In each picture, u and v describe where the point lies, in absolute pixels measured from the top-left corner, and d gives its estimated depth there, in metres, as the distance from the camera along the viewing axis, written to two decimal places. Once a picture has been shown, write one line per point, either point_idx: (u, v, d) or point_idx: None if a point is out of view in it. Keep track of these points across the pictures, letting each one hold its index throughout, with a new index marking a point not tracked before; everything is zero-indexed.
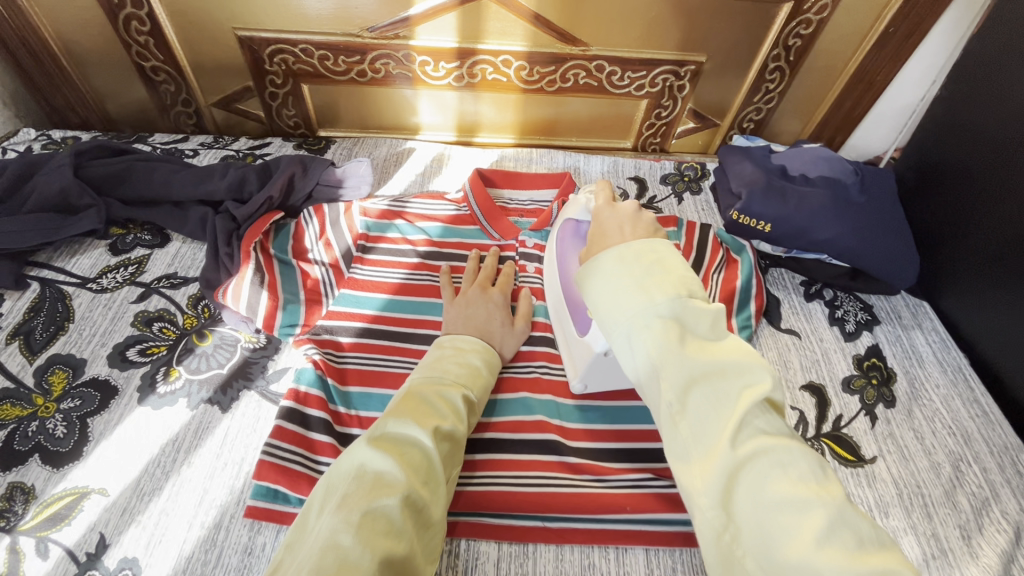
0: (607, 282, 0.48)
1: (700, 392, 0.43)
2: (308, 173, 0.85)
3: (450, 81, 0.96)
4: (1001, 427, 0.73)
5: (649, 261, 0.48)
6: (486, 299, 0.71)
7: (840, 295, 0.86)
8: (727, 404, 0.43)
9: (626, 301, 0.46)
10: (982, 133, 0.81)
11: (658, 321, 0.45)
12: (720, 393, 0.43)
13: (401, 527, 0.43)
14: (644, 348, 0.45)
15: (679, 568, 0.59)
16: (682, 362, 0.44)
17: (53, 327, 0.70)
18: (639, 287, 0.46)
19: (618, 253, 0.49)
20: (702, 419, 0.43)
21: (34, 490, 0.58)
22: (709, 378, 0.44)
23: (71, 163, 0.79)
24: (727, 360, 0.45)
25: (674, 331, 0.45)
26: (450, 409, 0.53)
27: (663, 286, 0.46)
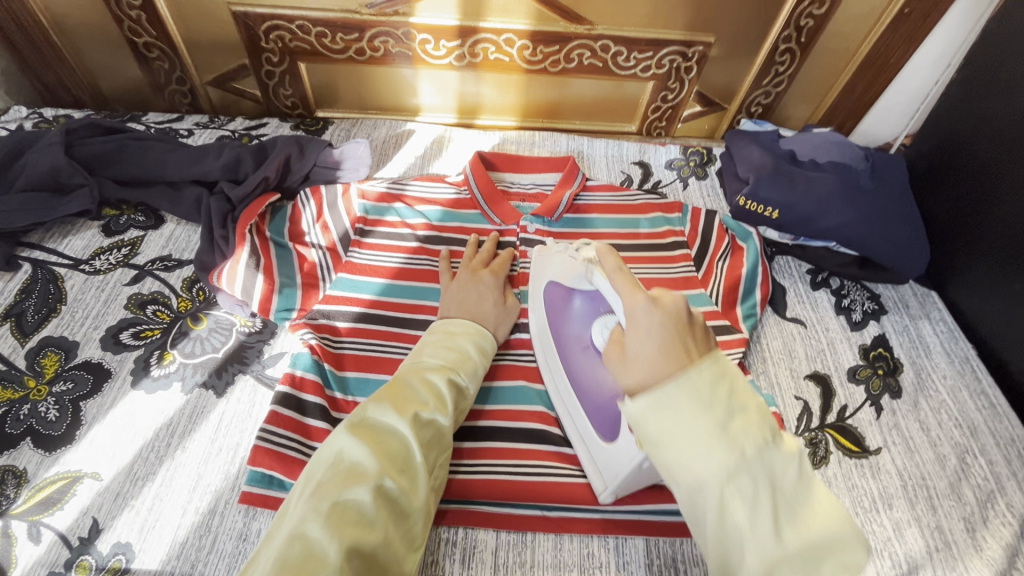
0: (671, 419, 0.38)
1: (787, 572, 0.36)
2: (304, 154, 0.82)
3: (451, 61, 0.94)
4: (1008, 419, 0.72)
5: (727, 395, 0.38)
6: (476, 280, 0.69)
7: (847, 283, 0.84)
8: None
9: (708, 456, 0.37)
10: (998, 118, 0.78)
11: (748, 480, 0.37)
12: (810, 574, 0.36)
13: (372, 516, 0.42)
14: (723, 507, 0.37)
15: (679, 558, 0.58)
16: (768, 529, 0.36)
17: (45, 309, 0.69)
18: (724, 434, 0.37)
19: (692, 379, 0.38)
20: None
21: (26, 474, 0.57)
22: (804, 554, 0.36)
23: (62, 141, 0.77)
24: (822, 528, 0.37)
25: (759, 492, 0.37)
26: (434, 394, 0.52)
27: (750, 434, 0.37)
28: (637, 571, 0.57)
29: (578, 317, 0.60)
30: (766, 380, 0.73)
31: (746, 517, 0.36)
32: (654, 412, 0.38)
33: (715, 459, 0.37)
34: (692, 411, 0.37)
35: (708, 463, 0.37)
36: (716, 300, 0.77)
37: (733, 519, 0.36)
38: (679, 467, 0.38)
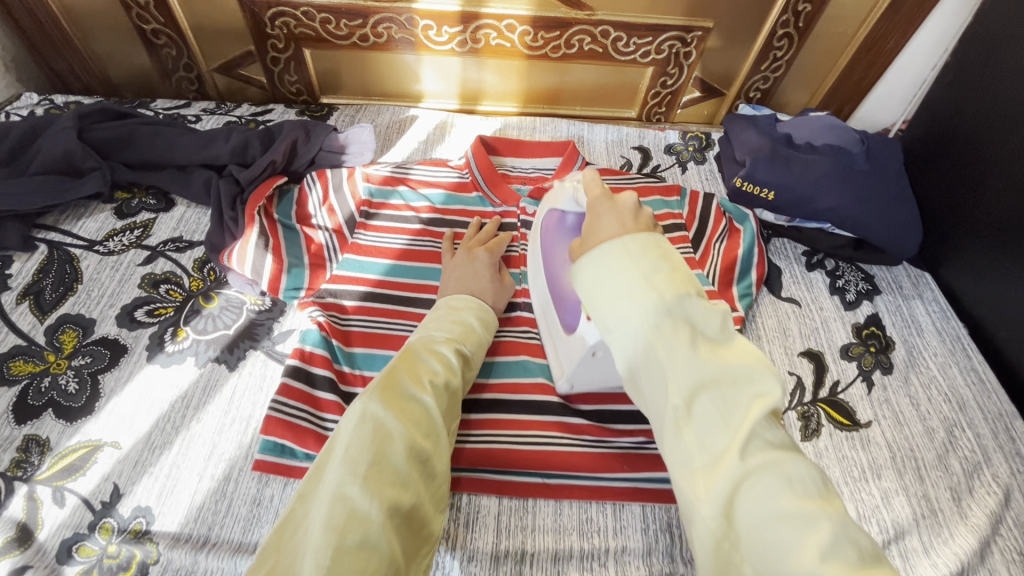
0: (603, 271, 0.43)
1: (705, 395, 0.39)
2: (311, 139, 0.85)
3: (453, 47, 0.95)
4: (996, 395, 0.74)
5: (657, 254, 0.42)
6: (471, 259, 0.71)
7: (842, 265, 0.86)
8: (733, 414, 0.39)
9: (631, 302, 0.41)
10: (992, 100, 0.80)
11: (668, 322, 0.40)
12: (724, 397, 0.39)
13: (406, 476, 0.44)
14: (654, 356, 0.40)
15: (674, 523, 0.61)
16: (690, 364, 0.39)
17: (62, 288, 0.71)
18: (648, 283, 0.41)
19: (624, 241, 0.43)
20: (705, 419, 0.39)
21: (49, 442, 0.59)
22: (718, 383, 0.40)
23: (75, 126, 0.79)
24: (735, 363, 0.41)
25: (683, 336, 0.40)
26: (444, 363, 0.54)
27: (672, 283, 0.41)
28: (633, 535, 0.59)
29: (564, 236, 0.64)
30: None
31: (676, 353, 0.39)
32: (595, 266, 0.43)
33: (639, 300, 0.40)
34: (624, 267, 0.42)
35: (634, 293, 0.41)
36: (713, 281, 0.78)
37: (660, 360, 0.40)
38: (604, 301, 0.42)
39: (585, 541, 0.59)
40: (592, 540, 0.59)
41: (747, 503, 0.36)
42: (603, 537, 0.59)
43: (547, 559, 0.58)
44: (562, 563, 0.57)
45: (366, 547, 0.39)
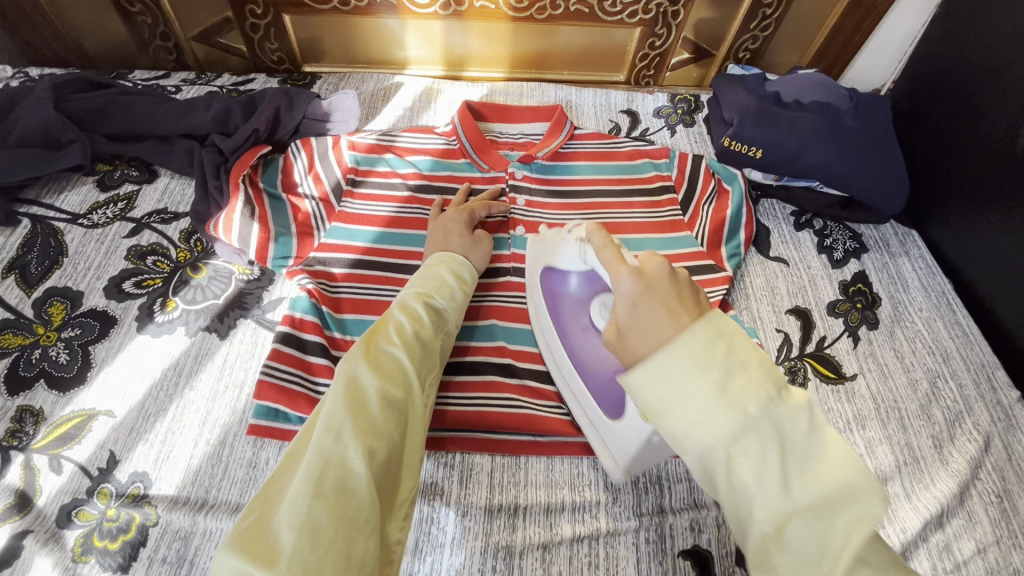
0: (669, 386, 0.35)
1: (795, 522, 0.33)
2: (293, 107, 0.83)
3: (436, 10, 0.93)
4: (979, 347, 0.76)
5: (724, 352, 0.35)
6: (444, 220, 0.71)
7: (830, 224, 0.86)
8: (832, 531, 0.33)
9: (708, 418, 0.34)
10: (980, 52, 0.79)
11: (755, 439, 0.33)
12: (823, 523, 0.33)
13: (382, 425, 0.45)
14: (731, 475, 0.34)
15: (662, 476, 0.62)
16: (777, 480, 0.33)
17: (47, 262, 0.71)
18: (723, 395, 0.34)
19: (688, 341, 0.35)
20: (807, 560, 0.33)
21: (43, 412, 0.60)
22: (818, 508, 0.33)
23: (51, 97, 0.78)
24: (835, 479, 0.33)
25: (752, 442, 0.33)
26: (413, 316, 0.55)
27: (751, 392, 0.34)
28: (623, 487, 0.61)
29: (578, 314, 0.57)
30: (748, 315, 0.76)
31: (749, 465, 0.33)
32: (656, 374, 0.35)
33: (717, 419, 0.33)
34: (693, 363, 0.34)
35: (713, 418, 0.34)
36: (701, 242, 0.79)
37: (743, 481, 0.34)
38: (686, 422, 0.35)
39: (576, 494, 0.60)
40: (583, 493, 0.60)
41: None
42: (594, 491, 0.61)
43: (541, 512, 0.59)
44: (554, 516, 0.59)
45: (346, 496, 0.40)
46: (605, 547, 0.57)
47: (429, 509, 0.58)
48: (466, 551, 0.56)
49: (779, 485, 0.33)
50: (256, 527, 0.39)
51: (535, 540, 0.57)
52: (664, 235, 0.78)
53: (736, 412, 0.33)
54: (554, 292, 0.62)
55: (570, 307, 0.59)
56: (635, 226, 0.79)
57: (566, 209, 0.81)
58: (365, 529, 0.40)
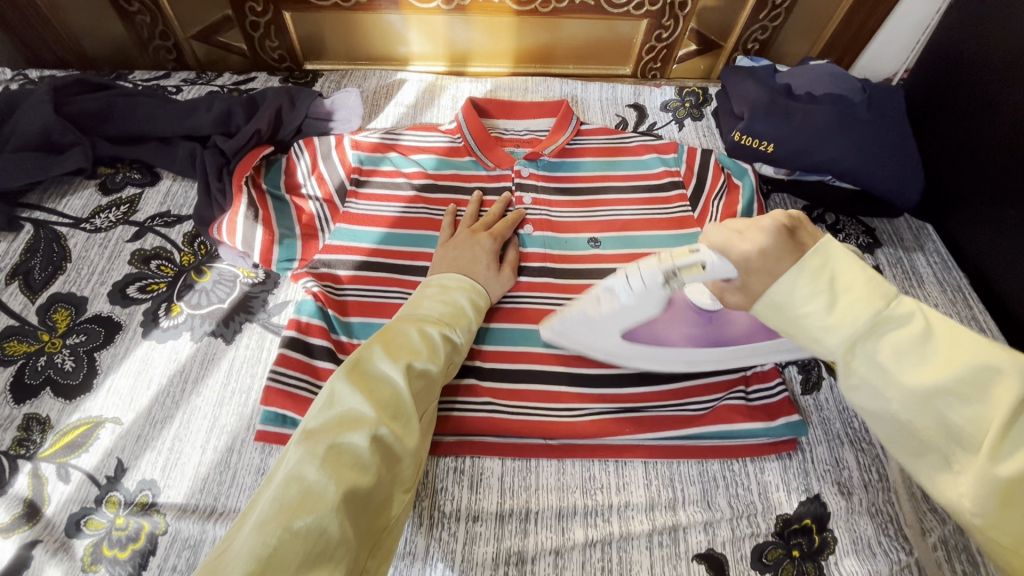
0: (789, 304, 0.42)
1: (944, 403, 0.38)
2: (295, 106, 0.82)
3: (438, 5, 0.91)
4: (997, 342, 0.74)
5: (827, 279, 0.41)
6: (474, 242, 0.69)
7: (843, 219, 0.85)
8: (984, 406, 0.38)
9: (828, 333, 0.41)
10: (999, 41, 0.76)
11: (873, 343, 0.40)
12: (967, 403, 0.38)
13: (366, 459, 0.45)
14: (877, 370, 0.40)
15: (675, 478, 0.62)
16: (910, 364, 0.39)
17: (51, 267, 0.70)
18: (834, 312, 0.41)
19: (795, 274, 0.41)
20: (953, 435, 0.38)
21: (49, 420, 0.59)
22: (946, 384, 0.38)
23: (51, 99, 0.76)
24: (964, 362, 0.38)
25: (893, 353, 0.40)
26: (427, 344, 0.55)
27: (860, 305, 0.40)
28: (635, 490, 0.60)
29: (675, 314, 0.63)
30: None
31: (883, 371, 0.40)
32: (780, 310, 0.43)
33: (835, 334, 0.41)
34: (800, 301, 0.41)
35: (822, 341, 0.41)
36: None
37: (868, 382, 0.41)
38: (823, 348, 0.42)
39: (588, 498, 0.60)
40: (595, 497, 0.60)
41: None
42: (606, 495, 0.60)
43: (552, 516, 0.58)
44: (565, 521, 0.58)
45: (317, 529, 0.40)
46: (618, 551, 0.57)
47: (441, 515, 0.58)
48: (478, 558, 0.55)
49: (931, 378, 0.39)
50: (222, 554, 0.39)
51: (547, 546, 0.56)
52: (674, 232, 0.77)
53: (861, 334, 0.40)
54: (650, 327, 0.62)
55: (670, 320, 0.63)
56: (644, 223, 0.78)
57: (573, 207, 0.79)
58: (333, 565, 0.40)
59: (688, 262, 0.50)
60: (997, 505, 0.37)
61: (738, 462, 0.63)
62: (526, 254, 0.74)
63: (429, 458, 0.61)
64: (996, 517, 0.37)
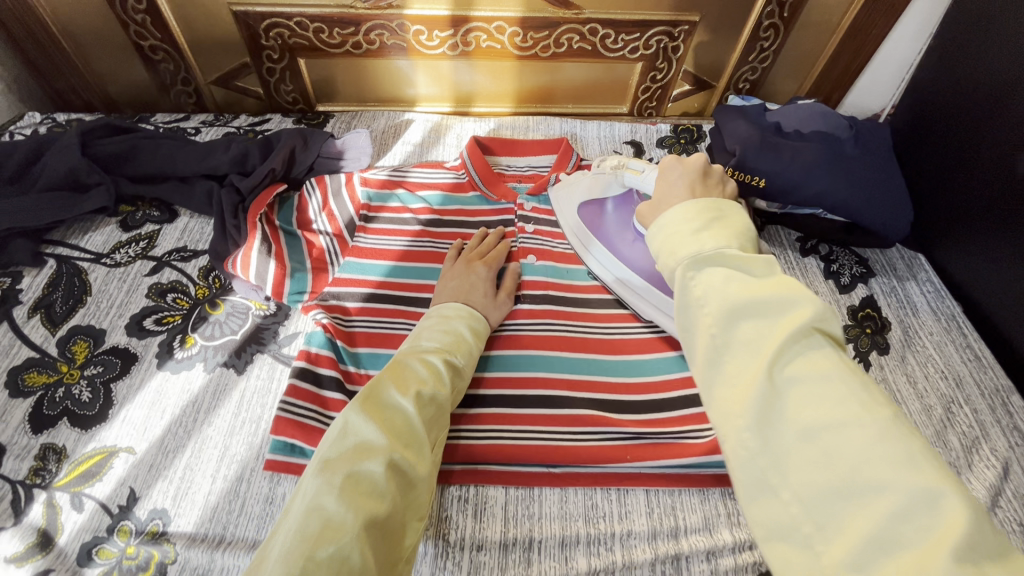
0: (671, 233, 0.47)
1: (744, 318, 0.40)
2: (308, 146, 0.86)
3: (445, 50, 0.96)
4: (993, 370, 0.75)
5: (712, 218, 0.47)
6: (470, 272, 0.72)
7: (836, 249, 0.89)
8: (776, 324, 0.39)
9: (677, 248, 0.45)
10: (976, 81, 0.81)
11: (705, 266, 0.44)
12: (763, 322, 0.40)
13: (383, 487, 0.46)
14: (698, 284, 0.43)
15: (677, 506, 0.62)
16: (727, 286, 0.42)
17: (71, 300, 0.73)
18: (695, 236, 0.45)
19: (685, 207, 0.48)
20: (738, 349, 0.40)
21: (66, 450, 0.61)
22: (756, 305, 0.40)
23: (78, 142, 0.81)
24: (776, 292, 0.41)
25: (721, 274, 0.43)
26: (432, 372, 0.57)
27: (718, 239, 0.45)
28: (638, 519, 0.61)
29: (624, 212, 0.81)
30: None
31: (707, 285, 0.43)
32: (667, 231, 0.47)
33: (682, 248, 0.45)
34: (679, 223, 0.47)
35: (675, 254, 0.45)
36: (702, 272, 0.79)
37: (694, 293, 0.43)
38: (672, 260, 0.45)
39: (591, 527, 0.60)
40: (598, 526, 0.60)
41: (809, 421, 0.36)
42: (609, 524, 0.61)
43: (555, 545, 0.59)
44: (569, 549, 0.59)
45: (338, 557, 0.40)
46: None
47: (444, 545, 0.58)
48: None
49: (747, 294, 0.41)
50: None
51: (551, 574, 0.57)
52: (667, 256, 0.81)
53: (701, 252, 0.44)
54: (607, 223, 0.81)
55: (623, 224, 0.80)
56: None
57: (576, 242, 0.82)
58: None
59: (635, 165, 0.77)
60: (757, 417, 0.37)
61: None
62: (530, 282, 0.76)
63: (435, 487, 0.62)
64: (760, 427, 0.37)
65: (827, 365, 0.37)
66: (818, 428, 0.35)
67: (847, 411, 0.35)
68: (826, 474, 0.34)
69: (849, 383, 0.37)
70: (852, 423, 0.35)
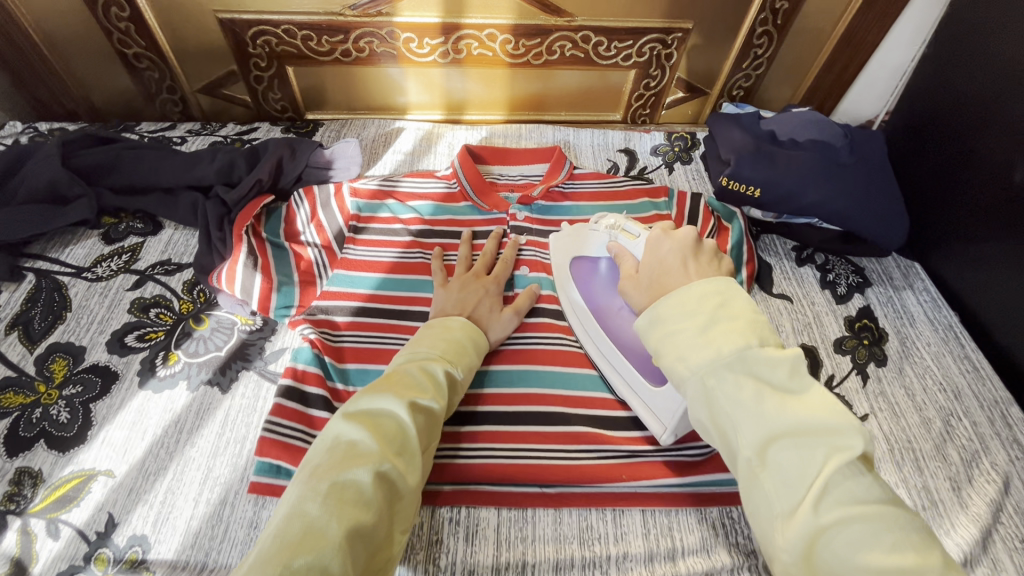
0: (676, 332, 0.48)
1: (786, 446, 0.42)
2: (296, 156, 0.84)
3: (436, 58, 0.95)
4: (991, 381, 0.74)
5: (713, 306, 0.48)
6: (479, 284, 0.71)
7: (832, 258, 0.87)
8: (816, 458, 0.41)
9: (696, 352, 0.46)
10: (970, 89, 0.80)
11: (728, 374, 0.44)
12: (806, 452, 0.41)
13: (370, 496, 0.44)
14: (723, 402, 0.45)
15: (673, 526, 0.61)
16: (755, 407, 0.43)
17: (51, 317, 0.71)
18: (705, 336, 0.46)
19: (687, 294, 0.49)
20: (785, 481, 0.41)
21: (42, 474, 0.59)
22: (800, 435, 0.42)
23: (59, 153, 0.79)
24: (814, 416, 0.43)
25: (747, 384, 0.44)
26: (430, 380, 0.55)
27: (729, 336, 0.45)
28: (634, 540, 0.60)
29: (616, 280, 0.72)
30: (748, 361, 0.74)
31: (733, 405, 0.44)
32: (667, 326, 0.49)
33: (697, 353, 0.46)
34: (681, 319, 0.48)
35: (687, 358, 0.46)
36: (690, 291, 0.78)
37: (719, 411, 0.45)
38: (684, 365, 0.46)
39: (586, 549, 0.59)
40: (593, 548, 0.59)
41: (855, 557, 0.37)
42: (604, 545, 0.59)
43: (549, 569, 0.57)
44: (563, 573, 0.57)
45: (315, 567, 0.39)
46: None
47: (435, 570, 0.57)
48: None
49: (782, 417, 0.43)
50: None
51: None
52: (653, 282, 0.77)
53: (722, 357, 0.45)
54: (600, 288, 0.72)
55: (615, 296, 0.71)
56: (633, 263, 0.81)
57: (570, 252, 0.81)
58: None
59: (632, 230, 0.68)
60: (802, 550, 0.39)
61: (737, 509, 0.62)
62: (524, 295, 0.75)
63: (425, 508, 0.60)
64: (804, 564, 0.39)
65: (869, 502, 0.39)
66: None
67: (902, 557, 0.36)
68: None
69: (897, 524, 0.38)
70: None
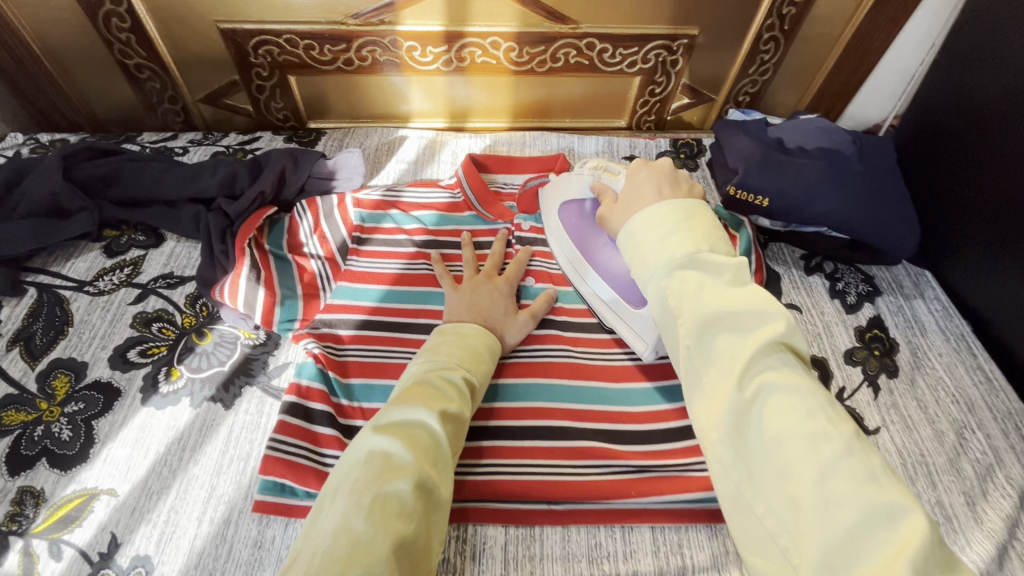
0: (639, 237, 0.53)
1: (721, 331, 0.47)
2: (298, 167, 0.84)
3: (439, 66, 0.94)
4: (1004, 393, 0.73)
5: (677, 220, 0.53)
6: (492, 286, 0.71)
7: (841, 267, 0.86)
8: (748, 340, 0.46)
9: (654, 255, 0.52)
10: (982, 95, 0.79)
11: (678, 274, 0.50)
12: (738, 335, 0.47)
13: (412, 508, 0.44)
14: (670, 296, 0.50)
15: (683, 543, 0.60)
16: (699, 298, 0.49)
17: (52, 332, 0.70)
18: (665, 242, 0.52)
19: (651, 211, 0.54)
20: (714, 359, 0.47)
21: (43, 494, 0.58)
22: (734, 320, 0.47)
23: (60, 166, 0.78)
24: (748, 305, 0.48)
25: (691, 279, 0.49)
26: (453, 390, 0.55)
27: (683, 242, 0.51)
28: (643, 558, 0.59)
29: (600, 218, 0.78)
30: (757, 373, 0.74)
31: (679, 295, 0.50)
32: (635, 238, 0.54)
33: (654, 256, 0.52)
34: (649, 230, 0.53)
35: (648, 261, 0.52)
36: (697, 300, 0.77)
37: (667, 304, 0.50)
38: (647, 269, 0.52)
39: (595, 568, 0.58)
40: (602, 567, 0.58)
41: (775, 427, 0.43)
42: (613, 564, 0.58)
43: None
44: None
45: None
46: None
47: None
48: None
49: (724, 305, 0.48)
50: None
51: None
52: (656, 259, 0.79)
53: (676, 258, 0.50)
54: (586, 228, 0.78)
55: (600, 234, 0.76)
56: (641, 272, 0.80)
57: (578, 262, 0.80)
58: None
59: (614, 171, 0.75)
60: (733, 423, 0.44)
61: None
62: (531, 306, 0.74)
63: None
64: (734, 437, 0.44)
65: (791, 381, 0.44)
66: (786, 437, 0.42)
67: (812, 423, 0.42)
68: (791, 483, 0.41)
69: (814, 399, 0.44)
70: (819, 438, 0.41)
